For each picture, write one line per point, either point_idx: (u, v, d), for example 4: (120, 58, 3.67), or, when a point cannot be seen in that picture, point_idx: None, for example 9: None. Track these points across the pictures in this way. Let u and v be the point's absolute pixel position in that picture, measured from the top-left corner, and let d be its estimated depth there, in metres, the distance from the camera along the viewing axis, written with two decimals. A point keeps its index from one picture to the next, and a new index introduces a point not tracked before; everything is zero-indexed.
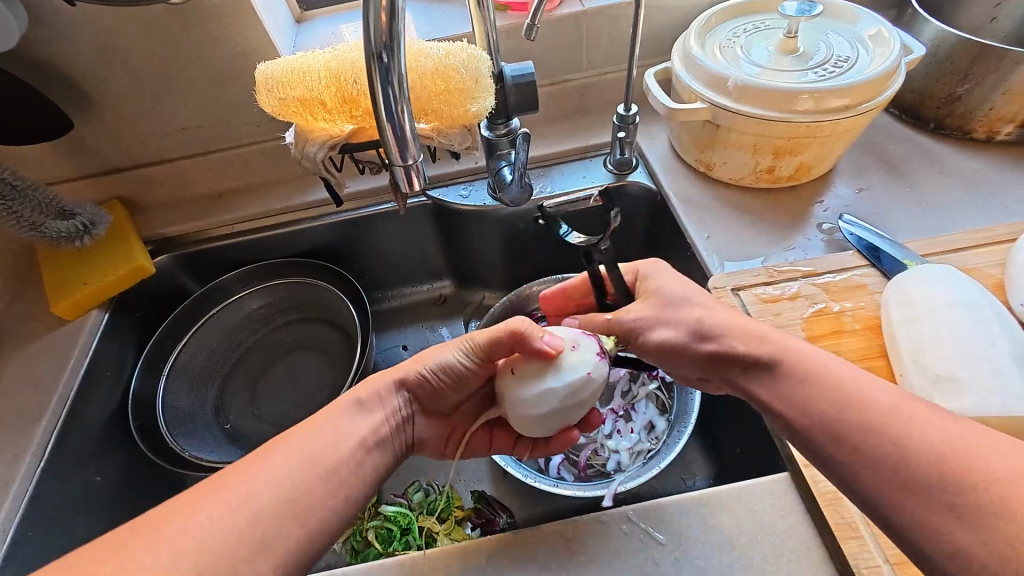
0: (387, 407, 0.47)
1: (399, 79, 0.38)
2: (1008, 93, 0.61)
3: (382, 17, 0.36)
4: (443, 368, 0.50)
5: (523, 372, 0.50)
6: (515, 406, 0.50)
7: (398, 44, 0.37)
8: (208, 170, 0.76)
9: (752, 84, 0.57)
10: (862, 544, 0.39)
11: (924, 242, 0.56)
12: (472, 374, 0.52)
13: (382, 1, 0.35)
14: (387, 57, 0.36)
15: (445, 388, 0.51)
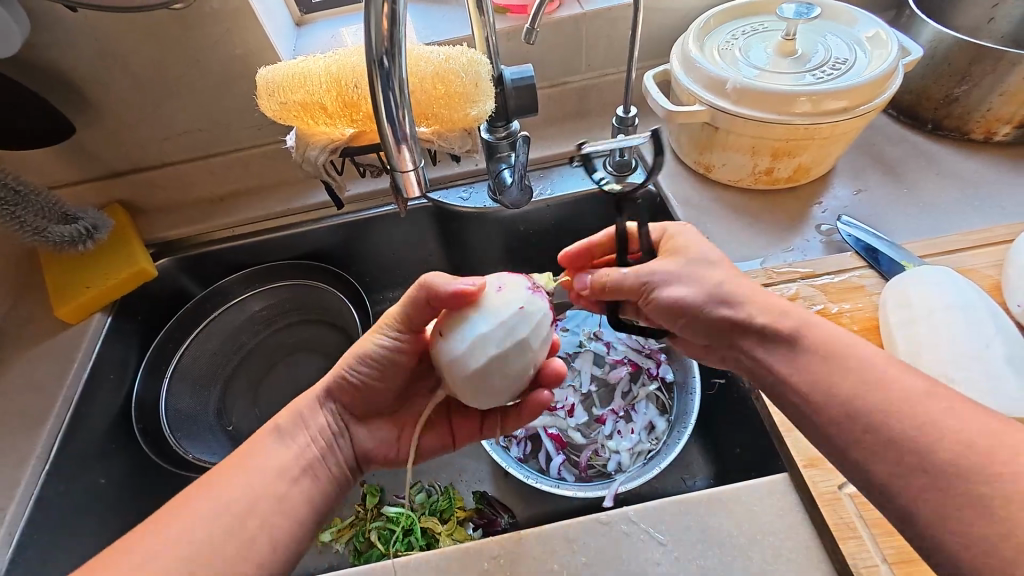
0: (312, 424, 0.49)
1: (400, 85, 0.38)
2: (1005, 94, 0.61)
3: (384, 23, 0.36)
4: (365, 359, 0.51)
5: (449, 324, 0.48)
6: (451, 363, 0.47)
7: (399, 51, 0.37)
8: (208, 173, 0.76)
9: (751, 87, 0.57)
10: (859, 544, 0.40)
11: (922, 243, 0.56)
12: (394, 361, 0.52)
13: (382, 8, 0.35)
14: (388, 62, 0.37)
15: (370, 384, 0.52)
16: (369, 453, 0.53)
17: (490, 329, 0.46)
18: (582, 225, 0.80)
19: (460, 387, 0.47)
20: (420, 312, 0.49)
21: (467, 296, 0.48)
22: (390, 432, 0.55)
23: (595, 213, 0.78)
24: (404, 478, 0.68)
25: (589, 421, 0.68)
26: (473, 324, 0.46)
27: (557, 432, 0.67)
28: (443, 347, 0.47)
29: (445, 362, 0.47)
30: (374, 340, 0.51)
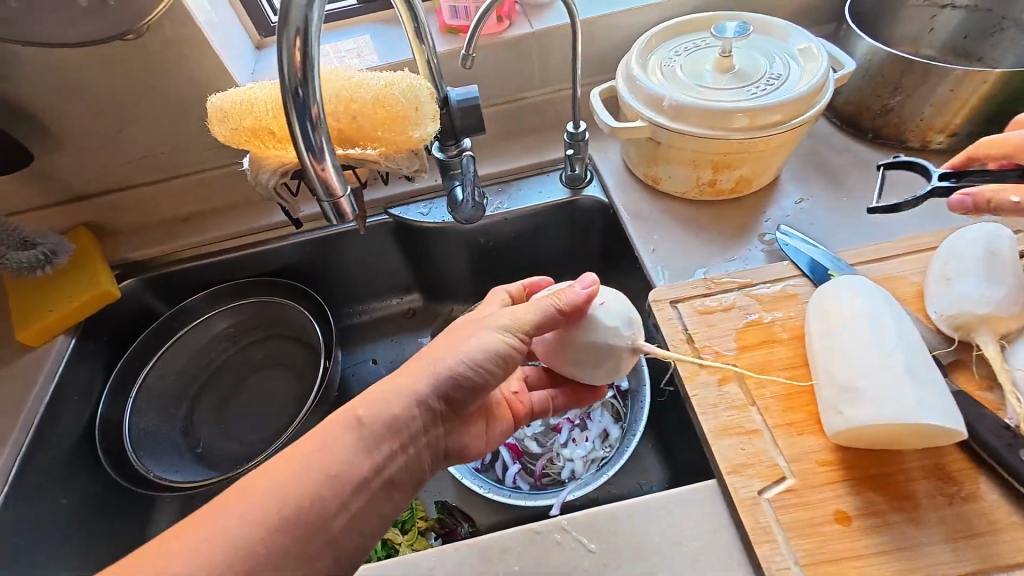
0: (408, 429, 0.42)
1: (316, 113, 0.38)
2: (935, 105, 0.64)
3: (296, 52, 0.36)
4: (489, 359, 0.45)
5: (584, 313, 0.53)
6: (604, 340, 0.53)
7: (314, 80, 0.37)
8: (172, 195, 0.78)
9: (686, 103, 0.59)
10: (774, 547, 0.41)
11: (856, 251, 0.58)
12: (513, 359, 0.47)
13: (295, 40, 0.36)
14: (302, 92, 0.36)
15: (482, 387, 0.46)
16: (468, 450, 0.50)
17: (623, 313, 0.54)
18: (543, 235, 0.82)
19: (612, 360, 0.54)
20: (551, 314, 0.50)
21: (589, 298, 0.52)
22: (483, 426, 0.53)
23: (554, 224, 0.80)
24: None
25: (545, 430, 0.70)
26: (611, 299, 0.55)
27: (513, 442, 0.69)
28: (576, 333, 0.53)
29: (579, 345, 0.53)
30: (502, 340, 0.46)
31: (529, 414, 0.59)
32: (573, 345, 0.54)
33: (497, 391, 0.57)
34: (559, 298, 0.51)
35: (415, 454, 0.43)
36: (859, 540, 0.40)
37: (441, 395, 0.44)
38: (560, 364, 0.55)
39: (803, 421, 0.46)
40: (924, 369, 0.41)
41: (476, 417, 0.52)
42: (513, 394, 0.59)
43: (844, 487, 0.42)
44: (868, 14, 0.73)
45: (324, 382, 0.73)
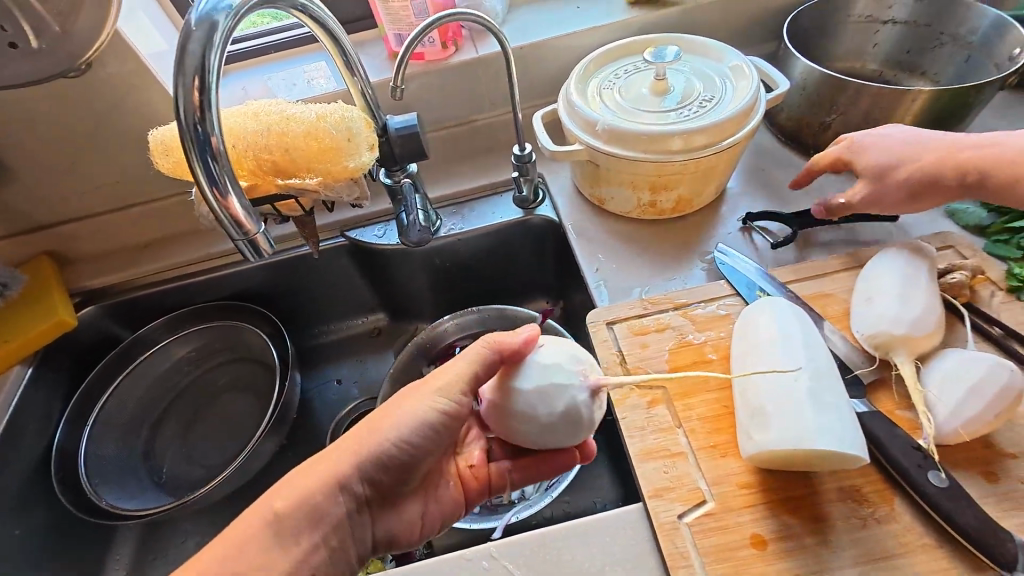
0: (326, 518, 0.44)
1: (217, 149, 0.38)
2: (869, 123, 0.65)
3: (194, 93, 0.37)
4: (411, 432, 0.46)
5: (525, 359, 0.50)
6: (551, 385, 0.48)
7: (213, 118, 0.38)
8: (130, 223, 0.79)
9: (618, 127, 0.60)
10: (689, 572, 0.41)
11: (789, 269, 0.58)
12: (441, 429, 0.48)
13: (193, 80, 0.37)
14: (201, 129, 0.37)
15: (404, 463, 0.47)
16: (395, 535, 0.50)
17: (567, 354, 0.50)
18: (497, 255, 0.83)
19: (559, 403, 0.48)
20: (486, 364, 0.48)
21: (528, 343, 0.49)
22: (418, 508, 0.51)
23: (508, 243, 0.81)
24: None
25: None
26: (556, 344, 0.51)
27: None
28: (520, 383, 0.49)
29: (526, 397, 0.48)
30: (429, 404, 0.47)
31: (486, 491, 0.55)
32: (517, 398, 0.48)
33: (450, 463, 0.54)
34: (495, 343, 0.49)
35: (337, 544, 0.45)
36: (771, 564, 0.40)
37: (364, 479, 0.46)
38: (510, 422, 0.49)
39: (727, 443, 0.47)
40: (829, 397, 0.42)
41: (413, 498, 0.51)
42: (469, 468, 0.55)
43: (761, 510, 0.43)
44: (809, 32, 0.75)
45: (281, 403, 0.75)
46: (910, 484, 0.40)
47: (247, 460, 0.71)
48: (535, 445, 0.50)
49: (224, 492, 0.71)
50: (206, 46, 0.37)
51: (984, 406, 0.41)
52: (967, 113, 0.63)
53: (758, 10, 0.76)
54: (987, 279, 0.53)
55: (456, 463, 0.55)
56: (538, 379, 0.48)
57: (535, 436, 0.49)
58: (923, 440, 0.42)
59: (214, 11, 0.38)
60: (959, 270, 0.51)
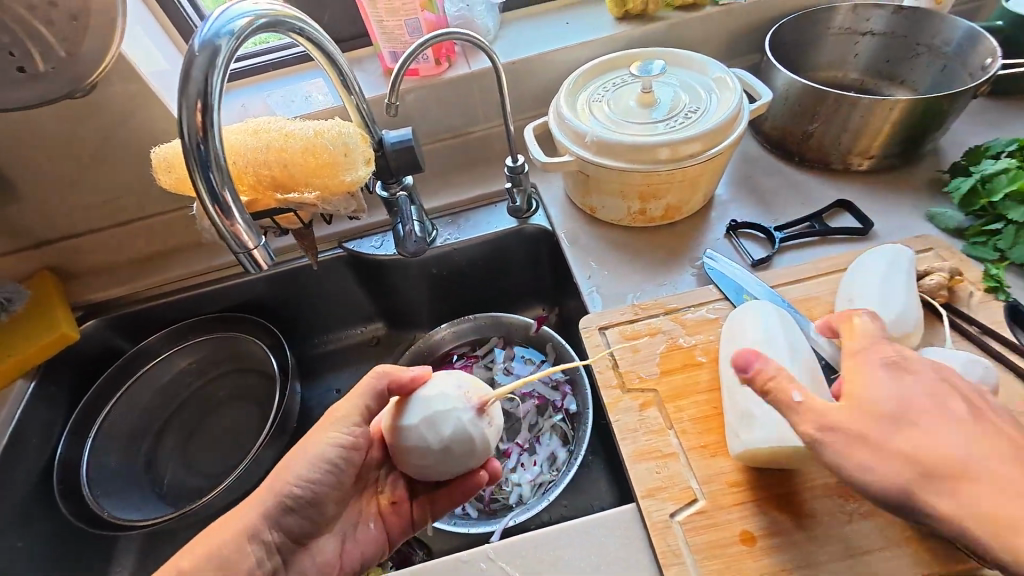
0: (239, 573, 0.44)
1: (219, 168, 0.40)
2: (850, 130, 0.67)
3: (197, 115, 0.39)
4: (314, 468, 0.49)
5: (411, 393, 0.52)
6: (435, 413, 0.50)
7: (215, 139, 0.39)
8: (132, 238, 0.81)
9: (607, 138, 0.62)
10: (681, 569, 0.42)
11: (776, 273, 0.60)
12: (345, 461, 0.50)
13: (196, 103, 0.38)
14: (203, 149, 0.39)
15: (311, 500, 0.49)
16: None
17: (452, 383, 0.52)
18: (492, 263, 0.84)
19: (444, 427, 0.50)
20: (377, 396, 0.51)
21: (417, 378, 0.52)
22: (337, 550, 0.51)
23: (503, 252, 0.83)
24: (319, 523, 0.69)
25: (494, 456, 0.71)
26: (445, 376, 0.54)
27: None
28: (408, 414, 0.51)
29: (411, 428, 0.50)
30: (327, 440, 0.49)
31: (407, 525, 0.55)
32: (405, 429, 0.50)
33: (369, 502, 0.55)
34: (379, 377, 0.52)
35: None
36: (760, 559, 0.41)
37: (272, 524, 0.47)
38: (405, 455, 0.51)
39: (717, 443, 0.48)
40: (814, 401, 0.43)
41: (330, 539, 0.51)
42: (390, 505, 0.55)
43: (751, 507, 0.44)
44: (791, 44, 0.77)
45: (281, 412, 0.76)
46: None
47: (247, 469, 0.72)
48: (436, 473, 0.51)
49: (225, 501, 0.72)
50: (208, 70, 0.39)
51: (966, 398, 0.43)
52: (943, 120, 0.65)
53: (742, 23, 0.78)
54: (965, 279, 0.55)
55: (377, 501, 0.55)
56: (423, 407, 0.51)
57: (431, 464, 0.51)
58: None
59: (215, 37, 0.40)
60: (936, 272, 0.53)
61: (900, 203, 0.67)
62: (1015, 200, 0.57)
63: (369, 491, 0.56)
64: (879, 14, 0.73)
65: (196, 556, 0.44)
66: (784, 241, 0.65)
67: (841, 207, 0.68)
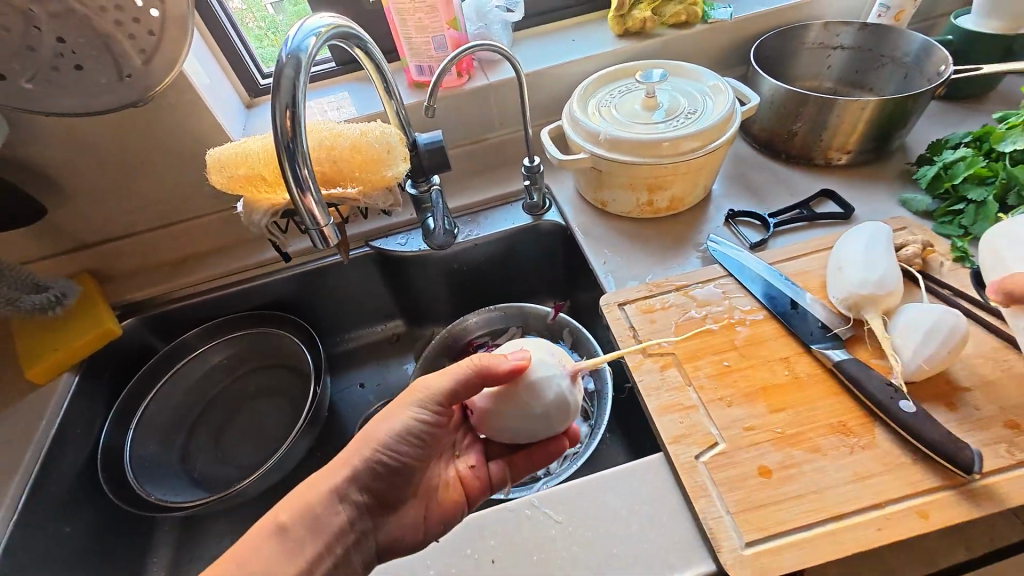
0: (328, 528, 0.48)
1: (303, 160, 0.45)
2: (829, 129, 0.77)
3: (287, 118, 0.44)
4: (401, 437, 0.52)
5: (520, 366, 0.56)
6: (542, 389, 0.55)
7: (301, 137, 0.45)
8: (172, 241, 0.86)
9: (618, 137, 0.70)
10: (709, 500, 0.47)
11: (773, 252, 0.68)
12: (428, 432, 0.53)
13: (286, 106, 0.44)
14: (292, 145, 0.44)
15: (399, 466, 0.52)
16: (400, 542, 0.51)
17: (547, 356, 0.58)
18: (509, 258, 0.91)
19: (546, 393, 0.55)
20: (467, 381, 0.53)
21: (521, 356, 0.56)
22: (420, 515, 0.52)
23: (520, 247, 0.89)
24: None
25: None
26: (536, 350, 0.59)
27: None
28: (518, 392, 0.55)
29: (520, 405, 0.55)
30: (411, 415, 0.52)
31: (486, 489, 0.58)
32: (510, 397, 0.55)
33: (449, 469, 0.58)
34: (486, 364, 0.53)
35: (343, 552, 0.48)
36: (779, 489, 0.47)
37: (360, 487, 0.50)
38: (504, 419, 0.56)
39: (732, 396, 0.54)
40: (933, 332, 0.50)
41: (415, 505, 0.53)
42: (469, 469, 0.58)
43: (766, 446, 0.50)
44: (773, 57, 0.87)
45: (314, 404, 0.80)
46: (887, 412, 0.48)
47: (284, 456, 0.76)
48: (523, 437, 0.57)
49: (263, 485, 0.75)
50: (295, 76, 0.44)
51: (932, 346, 0.50)
52: (908, 119, 0.75)
53: (729, 40, 0.88)
54: (936, 250, 0.63)
55: (456, 468, 0.58)
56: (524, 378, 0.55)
57: (526, 426, 0.56)
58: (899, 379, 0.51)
59: (298, 48, 0.46)
60: (911, 245, 0.61)
61: (875, 192, 0.76)
62: (972, 183, 0.65)
63: (448, 458, 0.59)
64: (848, 30, 0.83)
65: (293, 511, 0.48)
66: (777, 226, 0.73)
67: (824, 196, 0.76)
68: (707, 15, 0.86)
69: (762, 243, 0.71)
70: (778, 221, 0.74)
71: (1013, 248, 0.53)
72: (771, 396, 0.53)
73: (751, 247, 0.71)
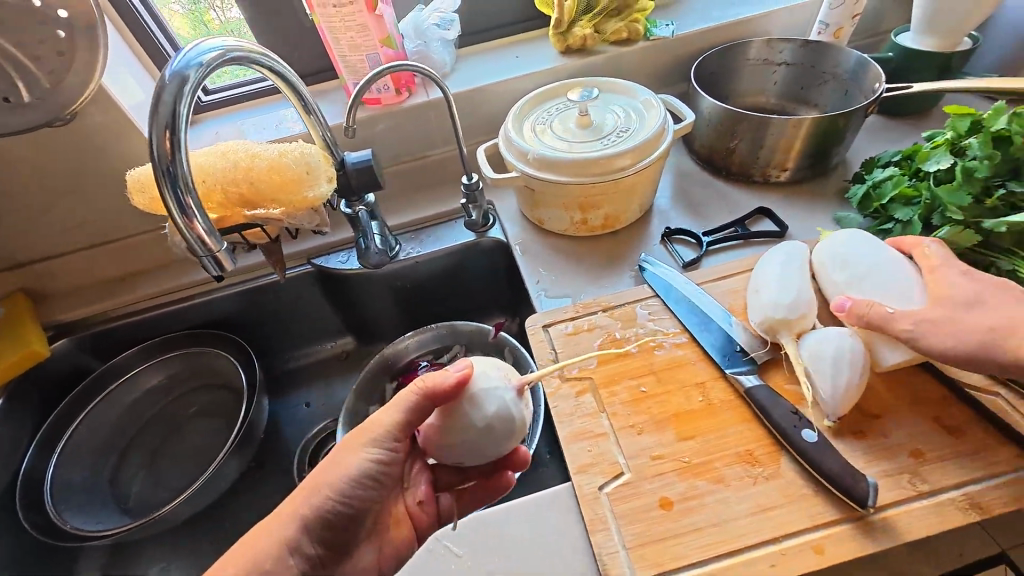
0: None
1: (186, 184, 0.45)
2: (765, 146, 0.76)
3: (166, 139, 0.44)
4: (357, 481, 0.47)
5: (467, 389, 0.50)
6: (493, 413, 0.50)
7: (182, 159, 0.45)
8: (108, 259, 0.85)
9: (548, 156, 0.69)
10: (606, 534, 0.46)
11: (702, 272, 0.67)
12: (385, 472, 0.49)
13: (164, 126, 0.44)
14: (172, 169, 0.44)
15: (355, 511, 0.47)
16: None
17: (496, 372, 0.52)
18: (453, 275, 0.90)
19: (499, 419, 0.50)
20: (411, 411, 0.48)
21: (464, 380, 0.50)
22: (374, 557, 0.50)
23: (462, 264, 0.88)
24: None
25: None
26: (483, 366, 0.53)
27: None
28: (461, 407, 0.50)
29: (462, 420, 0.50)
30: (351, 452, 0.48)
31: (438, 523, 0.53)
32: (458, 426, 0.50)
33: (399, 503, 0.53)
34: (430, 380, 0.49)
35: None
36: (678, 522, 0.46)
37: (313, 537, 0.46)
38: (453, 450, 0.51)
39: (643, 423, 0.53)
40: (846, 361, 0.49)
41: (367, 546, 0.50)
42: (418, 505, 0.53)
43: (670, 476, 0.49)
44: (715, 74, 0.87)
45: (246, 424, 0.79)
46: (789, 442, 0.48)
47: (210, 480, 0.75)
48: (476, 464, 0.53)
49: (190, 510, 0.74)
50: (176, 95, 0.44)
51: (828, 367, 0.49)
52: (843, 137, 0.74)
53: (672, 57, 0.88)
54: None
55: (405, 502, 0.53)
56: (473, 405, 0.50)
57: (478, 453, 0.51)
58: (827, 418, 0.49)
59: (185, 67, 0.45)
60: None
61: (811, 210, 0.76)
62: (899, 203, 0.65)
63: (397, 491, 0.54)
64: (789, 47, 0.83)
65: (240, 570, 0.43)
66: (711, 245, 0.72)
67: (761, 214, 0.76)
68: (649, 32, 0.86)
69: (694, 262, 0.70)
70: (713, 239, 0.73)
71: (836, 268, 0.56)
72: (682, 424, 0.52)
73: (684, 266, 0.71)
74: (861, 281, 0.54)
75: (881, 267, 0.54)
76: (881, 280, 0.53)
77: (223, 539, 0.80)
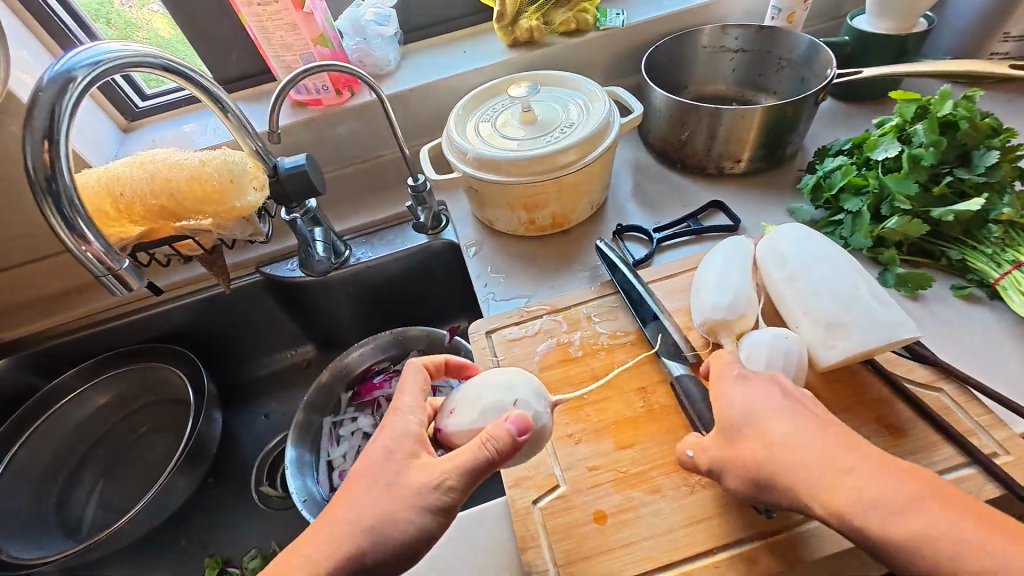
0: None
1: (71, 199, 0.43)
2: (717, 138, 0.74)
3: (45, 149, 0.42)
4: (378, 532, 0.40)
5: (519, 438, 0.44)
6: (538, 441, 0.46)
7: (64, 172, 0.43)
8: (49, 274, 0.81)
9: (486, 156, 0.66)
10: (538, 552, 0.45)
11: (649, 271, 0.65)
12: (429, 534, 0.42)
13: (40, 135, 0.41)
14: (51, 184, 0.42)
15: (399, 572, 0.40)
16: None
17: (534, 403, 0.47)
18: (408, 279, 0.87)
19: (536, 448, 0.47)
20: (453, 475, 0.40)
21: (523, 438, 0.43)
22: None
23: (416, 269, 0.86)
24: (241, 545, 0.78)
25: None
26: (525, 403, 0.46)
27: None
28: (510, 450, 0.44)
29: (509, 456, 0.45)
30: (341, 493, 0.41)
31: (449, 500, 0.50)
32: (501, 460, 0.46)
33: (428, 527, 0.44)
34: (500, 443, 0.41)
35: None
36: (611, 536, 0.45)
37: None
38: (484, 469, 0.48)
39: (582, 432, 0.51)
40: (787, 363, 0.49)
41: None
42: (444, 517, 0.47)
43: (606, 487, 0.47)
44: (669, 63, 0.84)
45: (195, 440, 0.76)
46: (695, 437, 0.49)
47: (158, 499, 0.72)
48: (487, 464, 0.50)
49: (140, 531, 0.72)
50: (56, 101, 0.42)
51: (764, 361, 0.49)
52: (796, 126, 0.72)
53: (624, 47, 0.85)
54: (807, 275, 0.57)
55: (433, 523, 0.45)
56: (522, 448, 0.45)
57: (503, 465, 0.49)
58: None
59: (71, 69, 0.43)
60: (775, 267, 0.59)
61: (766, 202, 0.74)
62: (849, 193, 0.63)
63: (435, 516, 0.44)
64: (742, 34, 0.81)
65: None
66: (662, 241, 0.70)
67: (714, 208, 0.74)
68: (599, 21, 0.83)
69: (644, 261, 0.68)
70: (663, 236, 0.71)
71: (777, 266, 0.54)
72: (621, 431, 0.50)
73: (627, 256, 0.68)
74: (804, 278, 0.52)
75: (819, 263, 0.53)
76: (823, 280, 0.51)
77: (178, 559, 0.78)
